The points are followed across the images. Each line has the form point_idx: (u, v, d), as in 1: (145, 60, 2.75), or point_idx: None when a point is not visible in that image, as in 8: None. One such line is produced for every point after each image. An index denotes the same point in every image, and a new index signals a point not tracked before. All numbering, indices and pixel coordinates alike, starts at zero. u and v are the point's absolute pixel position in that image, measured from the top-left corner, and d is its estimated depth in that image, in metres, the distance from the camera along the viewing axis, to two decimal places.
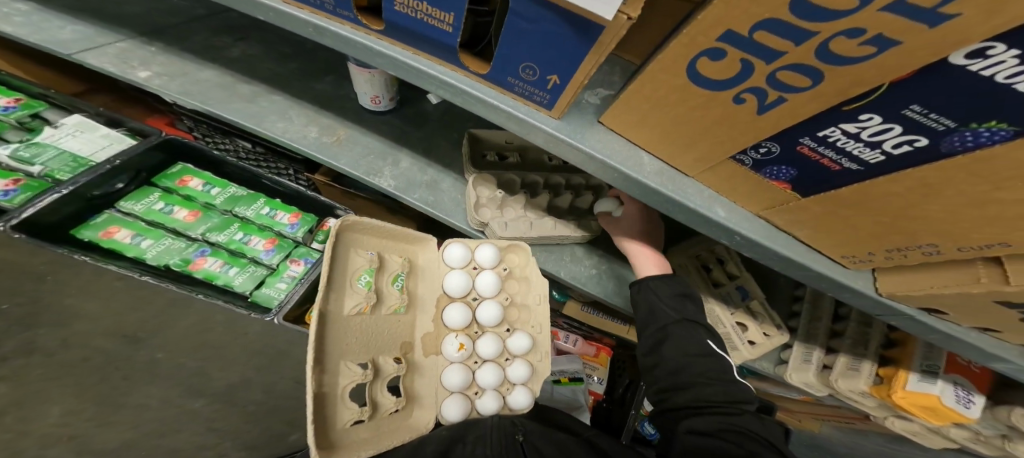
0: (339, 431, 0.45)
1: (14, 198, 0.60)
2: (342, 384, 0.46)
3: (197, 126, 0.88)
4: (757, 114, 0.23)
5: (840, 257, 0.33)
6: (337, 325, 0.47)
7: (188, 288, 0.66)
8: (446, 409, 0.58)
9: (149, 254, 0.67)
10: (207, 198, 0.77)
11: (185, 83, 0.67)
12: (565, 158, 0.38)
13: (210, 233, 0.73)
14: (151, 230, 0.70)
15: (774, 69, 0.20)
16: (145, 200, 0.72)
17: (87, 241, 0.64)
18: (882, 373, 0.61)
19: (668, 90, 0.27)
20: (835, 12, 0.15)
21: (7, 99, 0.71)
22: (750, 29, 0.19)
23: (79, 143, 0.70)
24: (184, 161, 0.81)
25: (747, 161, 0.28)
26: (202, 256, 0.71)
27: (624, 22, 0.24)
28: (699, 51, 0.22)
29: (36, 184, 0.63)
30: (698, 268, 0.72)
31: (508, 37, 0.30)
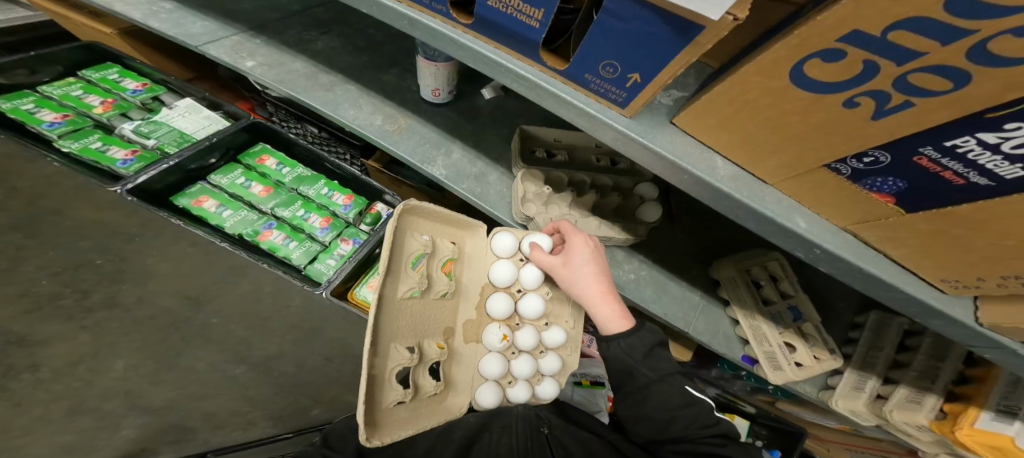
0: (383, 410, 0.46)
1: (131, 166, 0.71)
2: (391, 366, 0.47)
3: (275, 110, 1.00)
4: (870, 119, 0.22)
5: (934, 279, 0.31)
6: (392, 306, 0.48)
7: (255, 256, 0.75)
8: (481, 396, 0.61)
9: (227, 223, 0.77)
10: (278, 177, 0.87)
11: (281, 72, 0.72)
12: (634, 159, 0.38)
13: (278, 208, 0.83)
14: (232, 202, 0.81)
15: (905, 71, 0.18)
16: (230, 174, 0.84)
17: (182, 207, 0.75)
18: (948, 408, 0.56)
19: (762, 94, 0.26)
20: (1000, 10, 0.13)
21: (137, 83, 0.86)
22: (882, 30, 0.18)
23: (187, 123, 0.83)
24: (262, 142, 0.93)
25: (844, 170, 0.27)
26: (269, 229, 0.81)
27: (729, 23, 0.23)
28: (811, 53, 0.21)
29: (148, 156, 0.74)
30: (747, 282, 0.69)
31: (596, 35, 0.31)
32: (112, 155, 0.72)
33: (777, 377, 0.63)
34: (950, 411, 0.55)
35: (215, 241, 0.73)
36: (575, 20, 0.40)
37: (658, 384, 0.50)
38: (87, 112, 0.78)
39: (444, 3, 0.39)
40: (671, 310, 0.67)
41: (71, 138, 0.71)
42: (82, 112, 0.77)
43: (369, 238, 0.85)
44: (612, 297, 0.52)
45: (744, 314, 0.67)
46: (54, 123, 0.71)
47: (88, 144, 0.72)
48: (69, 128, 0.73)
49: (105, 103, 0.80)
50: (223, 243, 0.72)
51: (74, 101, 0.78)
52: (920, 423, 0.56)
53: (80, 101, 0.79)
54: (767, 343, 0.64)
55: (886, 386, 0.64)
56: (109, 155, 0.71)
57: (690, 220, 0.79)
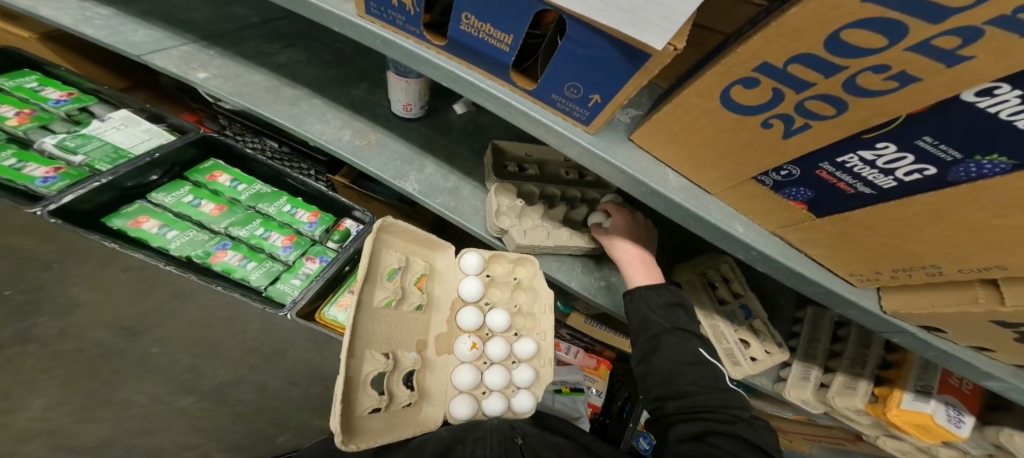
0: (358, 417, 0.45)
1: (53, 184, 0.63)
2: (367, 370, 0.47)
3: (229, 124, 0.96)
4: (782, 138, 0.26)
5: (846, 274, 0.36)
6: (368, 313, 0.49)
7: (207, 279, 0.66)
8: (455, 408, 0.60)
9: (172, 246, 0.70)
10: (233, 194, 0.83)
11: (237, 85, 0.70)
12: (596, 171, 0.41)
13: (232, 227, 0.79)
14: (178, 222, 0.75)
15: (803, 98, 0.22)
16: (175, 192, 0.78)
17: (117, 228, 0.68)
18: (877, 392, 0.63)
19: (700, 114, 0.30)
20: (866, 48, 0.18)
21: (61, 92, 0.78)
22: (785, 62, 0.22)
23: (123, 137, 0.76)
24: (213, 158, 0.89)
25: (768, 181, 0.31)
26: (222, 250, 0.76)
27: (670, 51, 0.27)
28: (734, 80, 0.25)
29: (75, 173, 0.67)
30: (703, 285, 0.74)
31: (560, 59, 0.35)
32: (29, 172, 0.63)
33: (736, 372, 0.68)
34: (880, 394, 0.62)
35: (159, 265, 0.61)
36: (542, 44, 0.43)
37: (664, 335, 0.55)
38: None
39: (419, 26, 0.41)
40: None
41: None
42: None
43: (337, 256, 0.83)
44: (641, 265, 0.61)
45: (704, 315, 0.72)
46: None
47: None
48: None
49: (20, 114, 0.71)
50: (168, 266, 0.62)
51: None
52: (857, 407, 0.63)
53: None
54: (725, 341, 0.69)
55: (827, 375, 0.71)
56: (26, 173, 0.62)
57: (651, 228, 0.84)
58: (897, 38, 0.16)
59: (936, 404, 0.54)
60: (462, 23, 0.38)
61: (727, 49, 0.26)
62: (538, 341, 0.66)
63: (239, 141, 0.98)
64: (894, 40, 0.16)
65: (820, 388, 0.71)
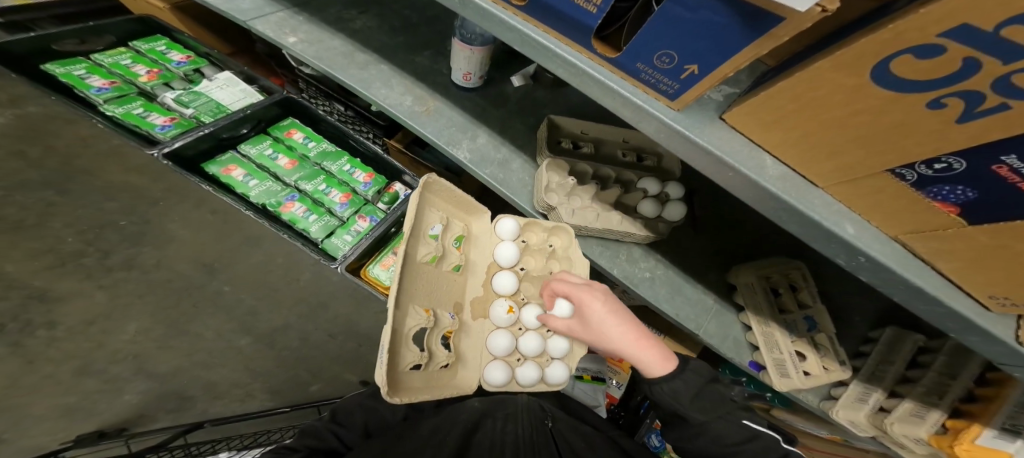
0: (402, 372, 0.46)
1: (169, 132, 0.74)
2: (410, 324, 0.47)
3: (307, 88, 0.99)
4: (955, 121, 0.21)
5: (981, 295, 0.30)
6: (413, 269, 0.49)
7: (279, 228, 0.77)
8: (490, 373, 0.58)
9: (253, 193, 0.78)
10: (303, 150, 0.88)
11: (320, 49, 0.71)
12: (675, 151, 0.38)
13: (301, 181, 0.84)
14: (259, 173, 0.81)
15: (1011, 71, 0.17)
16: (259, 145, 0.85)
17: (212, 174, 0.77)
18: (950, 425, 0.55)
19: (834, 90, 0.25)
20: None
21: (182, 55, 0.87)
22: (998, 25, 0.16)
23: (225, 95, 0.84)
24: (292, 116, 0.93)
25: (909, 176, 0.26)
26: (291, 200, 0.81)
27: (815, 15, 0.21)
28: (902, 48, 0.20)
29: (186, 123, 0.77)
30: (765, 290, 0.68)
31: (655, 23, 0.30)
32: (152, 120, 0.74)
33: (783, 384, 0.63)
34: (952, 427, 0.55)
35: (242, 210, 0.75)
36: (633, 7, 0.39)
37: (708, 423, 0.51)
38: (133, 80, 0.79)
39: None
40: (680, 311, 0.67)
41: (115, 103, 0.73)
42: (129, 80, 0.79)
43: (386, 217, 0.85)
44: (645, 343, 0.53)
45: (758, 321, 0.66)
46: (101, 88, 0.74)
47: (131, 110, 0.74)
48: (115, 93, 0.75)
49: (150, 72, 0.82)
50: (249, 212, 0.75)
51: (122, 69, 0.80)
52: (919, 436, 0.57)
53: (127, 69, 0.80)
54: (778, 350, 0.63)
55: (892, 400, 0.64)
56: (149, 121, 0.74)
57: (711, 224, 0.78)
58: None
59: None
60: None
61: (896, 9, 0.20)
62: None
63: (313, 104, 1.01)
64: None
65: (878, 411, 0.65)
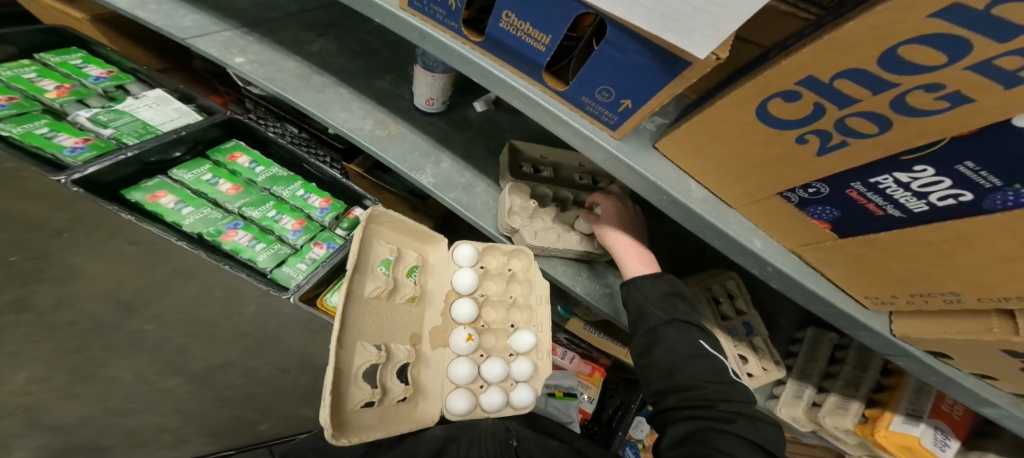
0: (350, 411, 0.44)
1: (81, 154, 0.65)
2: (359, 362, 0.45)
3: (255, 108, 0.99)
4: (816, 154, 0.27)
5: (861, 296, 0.36)
6: (358, 305, 0.47)
7: (216, 256, 0.72)
8: (452, 402, 0.58)
9: (187, 221, 0.74)
10: (249, 175, 0.87)
11: (271, 70, 0.71)
12: (617, 176, 0.42)
13: (245, 208, 0.82)
14: (194, 199, 0.78)
15: (846, 114, 0.23)
16: (195, 170, 0.81)
17: (135, 201, 0.70)
18: (868, 413, 0.63)
19: (734, 126, 0.30)
20: (925, 67, 0.17)
21: (102, 70, 0.82)
22: (831, 77, 0.22)
23: (152, 114, 0.81)
24: (235, 138, 0.92)
25: (793, 198, 0.31)
26: (233, 229, 0.79)
27: (712, 61, 0.27)
28: (774, 93, 0.25)
29: (102, 145, 0.70)
30: (708, 299, 0.75)
31: (597, 64, 0.36)
32: (59, 141, 0.65)
33: None
34: (870, 415, 0.63)
35: (172, 240, 0.68)
36: (576, 47, 0.44)
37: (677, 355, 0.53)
38: (38, 96, 0.71)
39: (458, 21, 0.42)
40: None
41: (12, 122, 0.63)
42: (31, 95, 0.70)
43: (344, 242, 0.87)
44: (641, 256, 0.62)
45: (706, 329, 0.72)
46: None
47: (32, 130, 0.64)
48: (13, 110, 0.65)
49: (60, 88, 0.74)
50: (180, 242, 0.68)
51: (24, 83, 0.71)
52: (847, 427, 0.64)
53: (31, 84, 0.72)
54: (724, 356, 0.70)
55: (821, 395, 0.72)
56: (55, 142, 0.65)
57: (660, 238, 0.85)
58: (959, 56, 0.16)
59: (930, 429, 0.55)
60: (502, 21, 0.39)
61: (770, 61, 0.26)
62: (535, 334, 0.65)
63: (263, 125, 0.99)
64: (960, 58, 0.16)
65: (812, 406, 0.72)
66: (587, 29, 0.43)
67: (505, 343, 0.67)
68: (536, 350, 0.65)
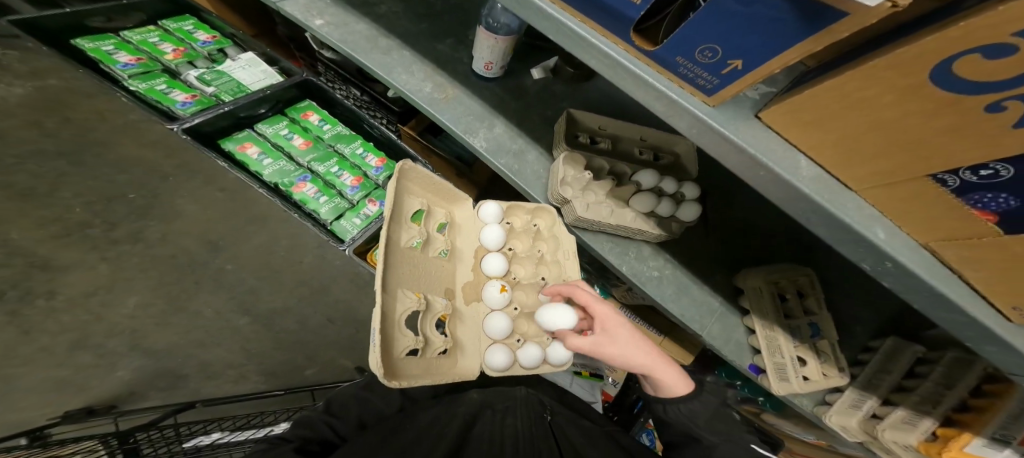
0: (398, 358, 0.44)
1: (188, 108, 0.78)
2: (400, 309, 0.45)
3: (326, 72, 0.98)
4: (1012, 126, 0.20)
5: (1006, 306, 0.31)
6: (396, 255, 0.47)
7: (289, 206, 0.80)
8: (492, 356, 0.56)
9: (267, 171, 0.81)
10: (318, 132, 0.91)
11: (344, 33, 0.69)
12: (704, 146, 0.38)
13: (313, 163, 0.86)
14: (273, 152, 0.85)
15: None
16: (275, 125, 0.88)
17: (227, 149, 0.80)
18: (940, 432, 0.56)
19: (886, 89, 0.24)
20: None
21: (207, 36, 0.92)
22: None
23: (245, 75, 0.89)
24: (308, 99, 0.96)
25: (950, 182, 0.26)
26: (303, 181, 0.84)
27: (885, 10, 0.20)
28: (969, 48, 0.19)
29: (205, 101, 0.82)
30: (773, 293, 0.69)
31: (700, 20, 0.30)
32: (174, 96, 0.79)
33: (781, 387, 0.64)
34: (943, 435, 0.56)
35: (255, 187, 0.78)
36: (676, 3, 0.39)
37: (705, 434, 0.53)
38: (159, 58, 0.84)
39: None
40: (685, 311, 0.68)
41: (139, 79, 0.78)
42: (155, 57, 0.84)
43: None
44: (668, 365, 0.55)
45: (763, 325, 0.67)
46: (127, 64, 0.79)
47: (154, 86, 0.79)
48: (140, 70, 0.80)
49: (176, 51, 0.87)
50: (262, 189, 0.78)
51: (150, 47, 0.85)
52: (909, 443, 0.58)
53: (155, 47, 0.85)
54: (778, 354, 0.65)
55: (885, 407, 0.65)
56: (170, 97, 0.79)
57: (723, 227, 0.79)
58: None
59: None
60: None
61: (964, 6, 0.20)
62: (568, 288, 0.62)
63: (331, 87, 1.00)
64: None
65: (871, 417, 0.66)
66: None
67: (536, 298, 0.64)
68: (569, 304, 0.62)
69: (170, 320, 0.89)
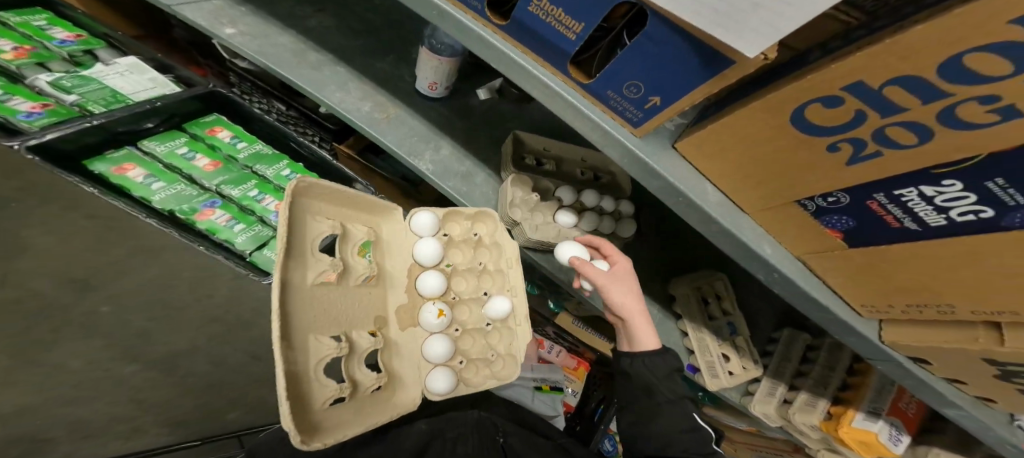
0: (319, 411, 0.40)
1: (37, 120, 0.62)
2: (315, 358, 0.41)
3: (240, 82, 0.93)
4: (846, 162, 0.26)
5: (857, 304, 0.38)
6: (300, 296, 0.41)
7: (193, 238, 0.72)
8: (433, 382, 0.56)
9: (157, 196, 0.71)
10: (231, 152, 0.83)
11: (264, 45, 0.66)
12: (633, 173, 0.41)
13: (224, 186, 0.79)
14: (166, 174, 0.75)
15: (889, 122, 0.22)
16: (169, 143, 0.78)
17: (100, 173, 0.68)
18: (833, 410, 0.68)
19: (762, 129, 0.29)
20: (988, 76, 0.16)
21: (69, 33, 0.76)
22: (884, 83, 0.21)
23: (124, 82, 0.76)
24: (216, 112, 0.88)
25: (810, 206, 0.32)
26: (210, 207, 0.77)
27: (759, 61, 0.26)
28: (814, 98, 0.24)
29: (63, 111, 0.66)
30: (697, 299, 0.77)
31: (627, 57, 0.33)
32: (14, 105, 0.62)
33: (712, 383, 0.73)
34: (836, 413, 0.67)
35: (141, 216, 0.68)
36: (605, 39, 0.40)
37: (661, 406, 0.57)
38: None
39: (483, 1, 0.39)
40: None
41: None
42: None
43: None
44: (644, 321, 0.58)
45: (693, 327, 0.75)
46: None
47: None
48: None
49: (18, 49, 0.69)
50: (149, 219, 0.68)
51: None
52: (813, 424, 0.68)
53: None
54: (707, 354, 0.73)
55: (793, 392, 0.76)
56: (10, 106, 0.61)
57: (657, 238, 0.86)
58: None
59: (887, 426, 0.58)
60: (532, 5, 0.36)
61: (811, 63, 0.25)
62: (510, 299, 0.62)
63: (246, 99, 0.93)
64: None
65: (783, 403, 0.77)
66: (621, 20, 0.39)
67: (478, 314, 0.64)
68: (512, 316, 0.62)
69: (15, 377, 0.62)
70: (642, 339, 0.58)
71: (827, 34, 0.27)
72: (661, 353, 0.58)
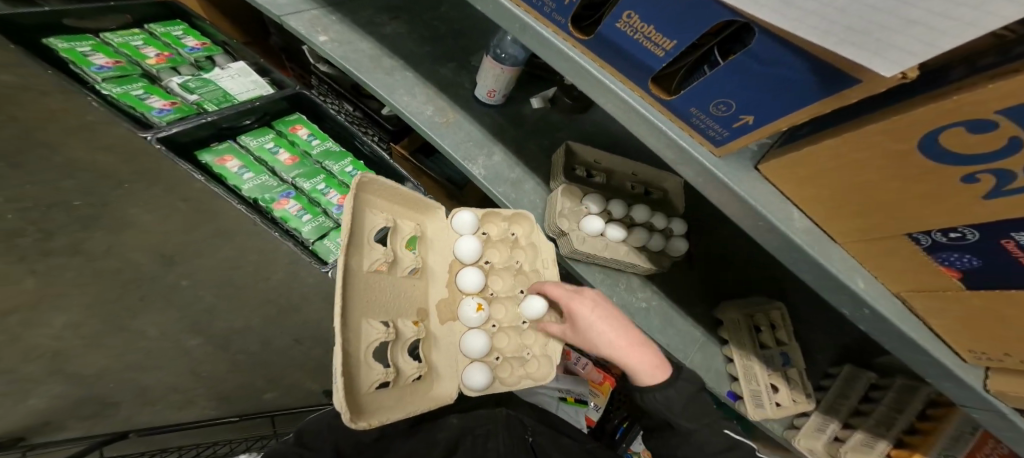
0: (365, 394, 0.39)
1: (166, 116, 0.70)
2: (365, 341, 0.41)
3: (319, 85, 0.99)
4: (982, 195, 0.24)
5: (962, 348, 0.35)
6: (359, 280, 0.42)
7: (269, 225, 0.75)
8: (470, 376, 0.55)
9: (246, 185, 0.76)
10: (306, 148, 0.87)
11: (347, 50, 0.69)
12: (710, 194, 0.40)
13: (299, 179, 0.83)
14: (255, 166, 0.80)
15: None
16: (261, 138, 0.84)
17: (205, 163, 0.74)
18: (894, 453, 0.62)
19: (876, 154, 0.28)
20: None
21: (196, 41, 0.86)
22: None
23: (234, 85, 0.83)
24: (299, 112, 0.92)
25: (926, 241, 0.30)
26: (286, 197, 0.80)
27: (893, 80, 0.23)
28: (954, 122, 0.22)
29: (186, 109, 0.74)
30: (749, 326, 0.74)
31: (724, 73, 0.32)
32: (150, 103, 0.71)
33: (755, 413, 0.68)
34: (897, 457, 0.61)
35: (233, 203, 0.73)
36: (693, 56, 0.39)
37: (695, 432, 0.59)
38: (139, 61, 0.77)
39: (567, 16, 0.39)
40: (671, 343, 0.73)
41: (113, 82, 0.69)
42: (134, 61, 0.76)
43: None
44: (637, 350, 0.59)
45: (740, 354, 0.71)
46: (103, 67, 0.70)
47: (130, 91, 0.70)
48: (116, 73, 0.71)
49: (159, 55, 0.80)
50: (240, 205, 0.73)
51: (131, 49, 0.77)
52: None
53: (136, 51, 0.78)
54: (755, 383, 0.69)
55: (846, 431, 0.70)
56: (146, 103, 0.70)
57: (705, 257, 0.84)
58: None
59: None
60: (620, 21, 0.35)
61: (950, 83, 0.23)
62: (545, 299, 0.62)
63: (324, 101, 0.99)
64: None
65: (833, 441, 0.71)
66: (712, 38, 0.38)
67: (513, 313, 0.64)
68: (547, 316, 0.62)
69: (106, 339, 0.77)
70: (640, 362, 0.58)
71: (977, 46, 0.24)
72: (672, 385, 0.58)
